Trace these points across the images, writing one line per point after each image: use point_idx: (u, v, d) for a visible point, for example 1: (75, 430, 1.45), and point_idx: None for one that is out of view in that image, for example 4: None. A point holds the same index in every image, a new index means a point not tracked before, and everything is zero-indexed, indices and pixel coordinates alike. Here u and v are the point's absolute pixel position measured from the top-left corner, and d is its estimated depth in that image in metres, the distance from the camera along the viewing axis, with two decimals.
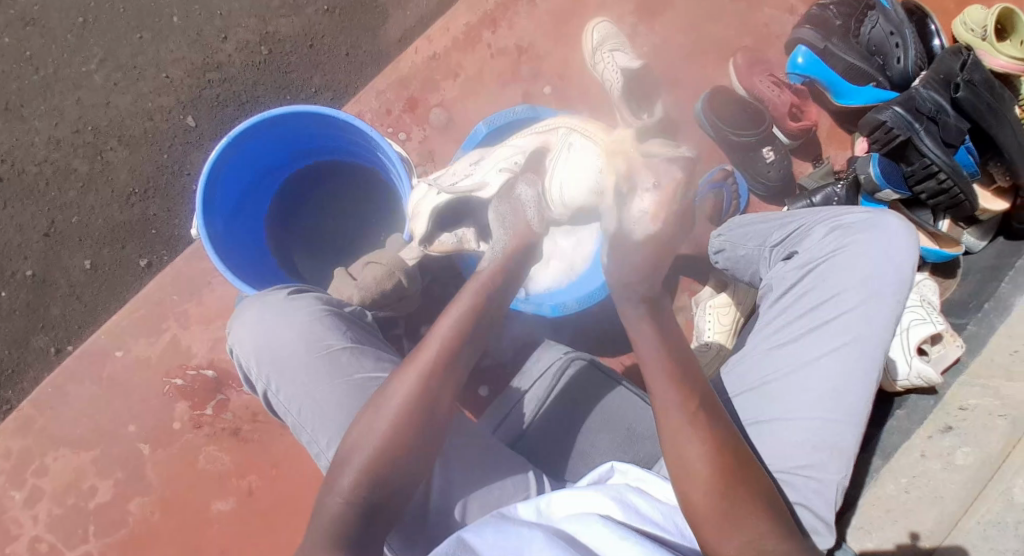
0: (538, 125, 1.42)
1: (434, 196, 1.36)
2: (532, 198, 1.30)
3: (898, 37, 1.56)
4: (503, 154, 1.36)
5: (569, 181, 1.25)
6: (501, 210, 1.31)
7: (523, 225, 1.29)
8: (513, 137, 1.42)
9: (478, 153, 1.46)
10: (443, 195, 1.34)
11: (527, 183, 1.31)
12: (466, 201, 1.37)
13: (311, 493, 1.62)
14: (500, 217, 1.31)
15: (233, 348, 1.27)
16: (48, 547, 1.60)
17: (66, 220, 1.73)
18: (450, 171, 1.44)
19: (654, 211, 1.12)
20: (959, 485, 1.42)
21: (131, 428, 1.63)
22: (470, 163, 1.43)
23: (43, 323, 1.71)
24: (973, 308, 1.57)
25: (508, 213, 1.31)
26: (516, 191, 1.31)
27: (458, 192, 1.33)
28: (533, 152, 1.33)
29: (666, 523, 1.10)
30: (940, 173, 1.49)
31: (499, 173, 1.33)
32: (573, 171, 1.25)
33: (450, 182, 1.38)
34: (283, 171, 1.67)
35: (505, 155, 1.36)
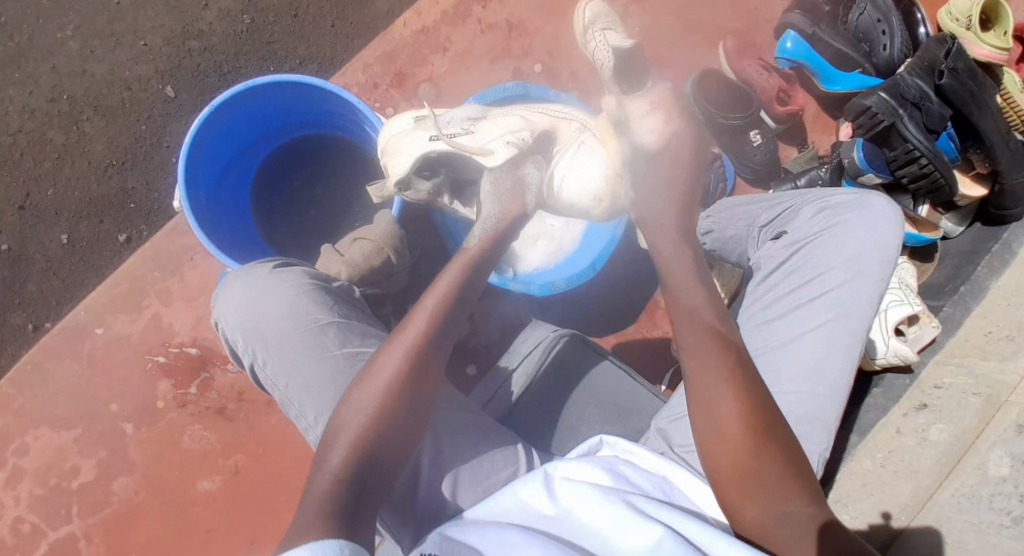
0: (548, 105, 1.44)
1: (427, 138, 1.35)
2: (536, 182, 1.35)
3: (885, 24, 1.58)
4: (510, 125, 1.35)
5: (572, 177, 1.32)
6: (500, 184, 1.32)
7: (516, 198, 1.32)
8: (519, 107, 1.43)
9: (481, 108, 1.43)
10: (439, 143, 1.33)
11: (535, 165, 1.35)
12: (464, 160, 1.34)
13: (299, 472, 1.61)
14: (495, 190, 1.31)
15: (218, 323, 1.25)
16: (30, 528, 1.58)
17: (42, 192, 1.68)
18: (449, 118, 1.40)
19: (659, 126, 1.28)
20: (932, 460, 1.45)
21: (114, 406, 1.61)
22: (469, 117, 1.40)
23: (20, 299, 1.67)
24: (948, 292, 1.62)
25: (506, 188, 1.32)
26: (524, 170, 1.34)
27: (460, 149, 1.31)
28: (542, 133, 1.35)
29: (655, 491, 1.12)
30: (921, 158, 1.52)
31: (505, 146, 1.31)
32: (579, 171, 1.32)
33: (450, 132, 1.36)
34: (268, 142, 1.65)
35: (511, 126, 1.35)
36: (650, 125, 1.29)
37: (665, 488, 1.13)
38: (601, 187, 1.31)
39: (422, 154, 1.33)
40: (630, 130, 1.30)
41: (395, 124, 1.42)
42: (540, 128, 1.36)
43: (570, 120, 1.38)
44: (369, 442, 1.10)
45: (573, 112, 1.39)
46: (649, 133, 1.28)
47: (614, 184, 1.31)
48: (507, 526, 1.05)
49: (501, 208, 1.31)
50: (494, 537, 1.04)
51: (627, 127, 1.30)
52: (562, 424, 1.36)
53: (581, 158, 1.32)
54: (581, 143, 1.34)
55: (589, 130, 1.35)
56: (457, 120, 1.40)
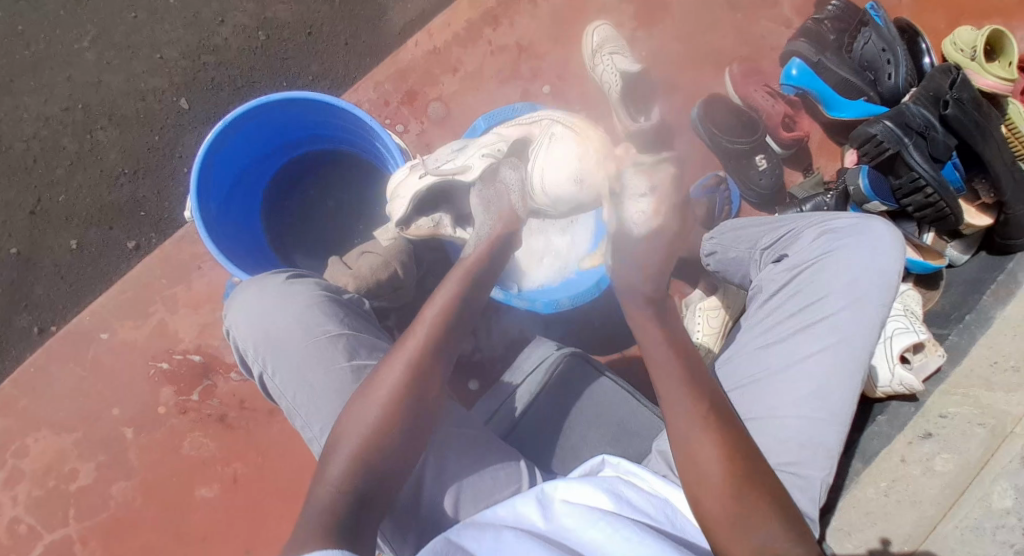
0: (523, 115, 1.46)
1: (418, 178, 1.42)
2: (516, 184, 1.34)
3: (890, 53, 1.60)
4: (486, 142, 1.41)
5: (550, 167, 1.30)
6: (486, 195, 1.35)
7: (504, 205, 1.33)
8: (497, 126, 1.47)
9: (461, 140, 1.50)
10: (427, 178, 1.40)
11: (511, 167, 1.35)
12: (450, 185, 1.42)
13: (297, 482, 1.61)
14: (485, 202, 1.35)
15: (230, 331, 1.26)
16: (26, 530, 1.58)
17: (54, 198, 1.71)
18: (437, 154, 1.48)
19: (653, 211, 1.20)
20: (937, 490, 1.45)
21: (115, 411, 1.62)
22: (455, 148, 1.48)
23: (27, 303, 1.68)
24: (954, 320, 1.62)
25: (492, 198, 1.35)
26: (500, 175, 1.35)
27: (443, 174, 1.40)
28: (516, 141, 1.38)
29: (658, 514, 1.13)
30: (926, 187, 1.53)
31: (482, 159, 1.38)
32: (555, 160, 1.30)
33: (435, 165, 1.44)
34: (278, 157, 1.66)
35: (487, 143, 1.41)
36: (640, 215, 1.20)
37: (667, 511, 1.14)
38: (580, 166, 1.27)
39: (414, 193, 1.40)
40: (621, 211, 1.22)
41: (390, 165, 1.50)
42: (513, 137, 1.39)
43: (542, 120, 1.39)
44: (368, 448, 1.10)
45: (542, 114, 1.41)
46: (639, 215, 1.21)
47: (585, 165, 1.27)
48: (506, 540, 1.05)
49: (494, 219, 1.33)
50: (494, 548, 1.04)
51: (621, 204, 1.22)
52: (562, 441, 1.35)
53: (553, 150, 1.31)
54: (550, 137, 1.33)
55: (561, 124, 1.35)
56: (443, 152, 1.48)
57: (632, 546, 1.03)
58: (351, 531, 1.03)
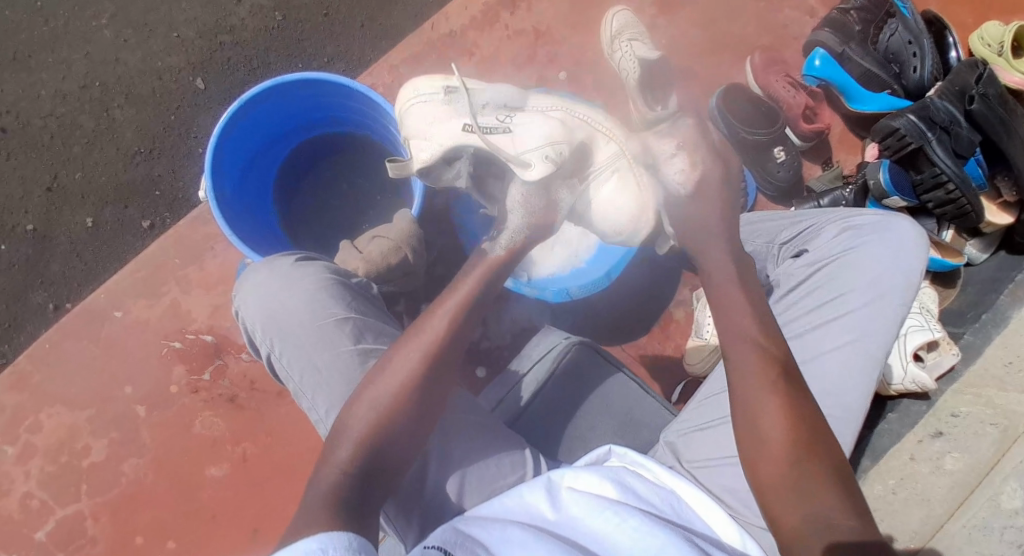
0: (590, 109, 1.39)
1: (462, 127, 1.35)
2: (568, 203, 1.33)
3: (916, 46, 1.57)
4: (552, 129, 1.32)
5: (605, 204, 1.34)
6: (531, 200, 1.29)
7: (548, 218, 1.30)
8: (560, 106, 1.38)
9: (511, 101, 1.39)
10: (476, 143, 1.34)
11: (568, 188, 1.32)
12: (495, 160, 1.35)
13: (305, 464, 1.62)
14: (526, 204, 1.29)
15: (238, 311, 1.25)
16: (39, 504, 1.60)
17: (70, 175, 1.71)
18: (484, 111, 1.36)
19: (688, 165, 1.28)
20: (946, 488, 1.43)
21: (128, 389, 1.63)
22: (504, 110, 1.37)
23: (43, 280, 1.70)
24: (969, 317, 1.60)
25: (536, 205, 1.29)
26: (557, 194, 1.31)
27: (493, 146, 1.31)
28: (583, 151, 1.33)
29: (663, 503, 1.12)
30: (948, 182, 1.50)
31: (543, 158, 1.29)
32: (612, 199, 1.34)
33: (485, 126, 1.34)
34: (294, 139, 1.63)
35: (553, 133, 1.31)
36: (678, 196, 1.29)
37: (672, 501, 1.14)
38: (634, 213, 1.33)
39: (452, 147, 1.34)
40: (662, 176, 1.30)
41: (418, 93, 1.40)
42: (580, 142, 1.33)
43: (613, 137, 1.35)
44: (376, 435, 1.10)
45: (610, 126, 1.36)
46: (679, 175, 1.29)
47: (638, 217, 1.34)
48: (510, 528, 1.05)
49: (532, 223, 1.28)
50: (497, 533, 1.05)
51: (658, 171, 1.31)
52: (569, 431, 1.35)
53: (610, 185, 1.33)
54: (615, 166, 1.33)
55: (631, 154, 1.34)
56: (492, 104, 1.38)
57: (637, 537, 1.03)
58: (358, 516, 1.04)
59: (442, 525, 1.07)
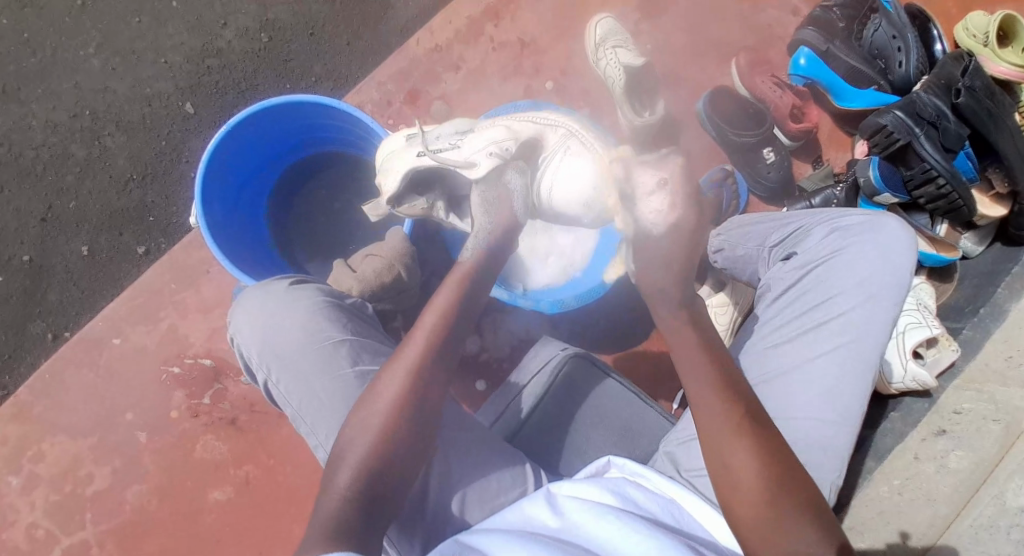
0: (538, 115, 1.43)
1: (414, 156, 1.36)
2: (521, 187, 1.29)
3: (901, 40, 1.57)
4: (494, 134, 1.34)
5: (563, 182, 1.31)
6: (487, 196, 1.29)
7: (504, 210, 1.28)
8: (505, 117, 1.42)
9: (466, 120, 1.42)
10: (424, 159, 1.34)
11: (516, 171, 1.30)
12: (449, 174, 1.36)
13: (309, 483, 1.62)
14: (485, 202, 1.29)
15: (233, 338, 1.22)
16: (45, 534, 1.60)
17: (64, 205, 1.72)
18: (437, 133, 1.40)
19: (667, 207, 1.17)
20: (951, 488, 1.44)
21: (129, 415, 1.64)
22: (458, 129, 1.40)
23: (41, 309, 1.70)
24: (968, 312, 1.60)
25: (494, 200, 1.29)
26: (505, 179, 1.29)
27: (441, 161, 1.33)
28: (526, 142, 1.34)
29: (664, 514, 1.13)
30: (939, 178, 1.49)
31: (487, 155, 1.30)
32: (568, 176, 1.31)
33: (434, 146, 1.37)
34: (283, 162, 1.64)
35: (495, 136, 1.33)
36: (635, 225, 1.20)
37: (673, 510, 1.14)
38: (590, 190, 1.28)
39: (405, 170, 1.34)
40: (635, 208, 1.19)
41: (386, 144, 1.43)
42: (523, 137, 1.34)
43: (555, 128, 1.38)
44: (374, 457, 1.09)
45: (559, 120, 1.40)
46: (654, 214, 1.18)
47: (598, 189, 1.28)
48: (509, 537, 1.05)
49: (493, 222, 1.27)
50: (495, 540, 1.05)
51: (634, 203, 1.19)
52: (569, 443, 1.34)
53: (564, 165, 1.32)
54: (565, 151, 1.33)
55: (575, 137, 1.36)
56: (445, 133, 1.40)
57: (640, 543, 1.03)
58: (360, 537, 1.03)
59: (447, 539, 1.08)
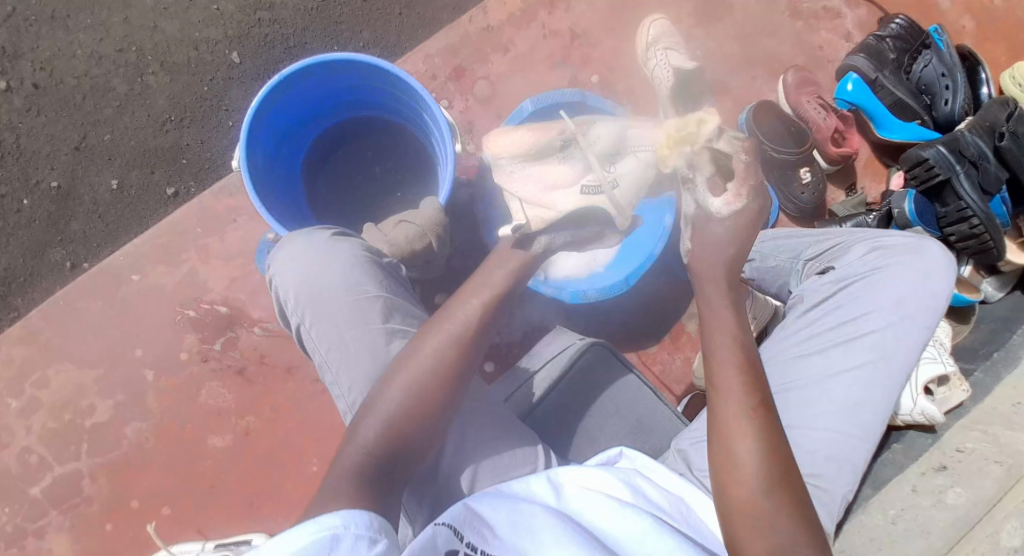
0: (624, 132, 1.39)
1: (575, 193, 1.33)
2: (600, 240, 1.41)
3: (949, 79, 1.60)
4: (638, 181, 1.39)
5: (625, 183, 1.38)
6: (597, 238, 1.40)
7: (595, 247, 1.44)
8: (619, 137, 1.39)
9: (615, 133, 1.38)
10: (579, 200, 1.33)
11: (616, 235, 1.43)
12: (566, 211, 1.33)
13: (306, 444, 1.62)
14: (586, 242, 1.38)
15: (273, 280, 1.21)
16: (37, 460, 1.60)
17: (99, 136, 1.70)
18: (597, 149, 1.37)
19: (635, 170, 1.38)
20: (946, 524, 1.42)
21: (138, 352, 1.63)
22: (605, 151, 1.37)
23: (62, 238, 1.69)
24: (981, 355, 1.63)
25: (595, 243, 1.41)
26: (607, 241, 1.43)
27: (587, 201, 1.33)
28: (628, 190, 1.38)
29: (673, 509, 1.14)
30: (973, 218, 1.51)
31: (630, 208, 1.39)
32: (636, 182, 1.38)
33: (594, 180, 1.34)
34: (326, 120, 1.62)
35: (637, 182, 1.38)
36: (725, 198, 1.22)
37: (681, 508, 1.14)
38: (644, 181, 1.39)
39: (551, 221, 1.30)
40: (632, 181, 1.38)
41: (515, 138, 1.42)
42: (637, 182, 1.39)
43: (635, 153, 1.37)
44: (400, 414, 1.08)
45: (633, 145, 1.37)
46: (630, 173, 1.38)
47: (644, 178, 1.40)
48: (522, 504, 1.06)
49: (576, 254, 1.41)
50: (508, 512, 1.05)
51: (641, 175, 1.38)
52: (579, 429, 1.35)
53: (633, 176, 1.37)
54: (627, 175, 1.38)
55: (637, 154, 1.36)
56: (601, 153, 1.37)
57: (653, 536, 1.05)
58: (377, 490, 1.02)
59: (455, 502, 1.05)
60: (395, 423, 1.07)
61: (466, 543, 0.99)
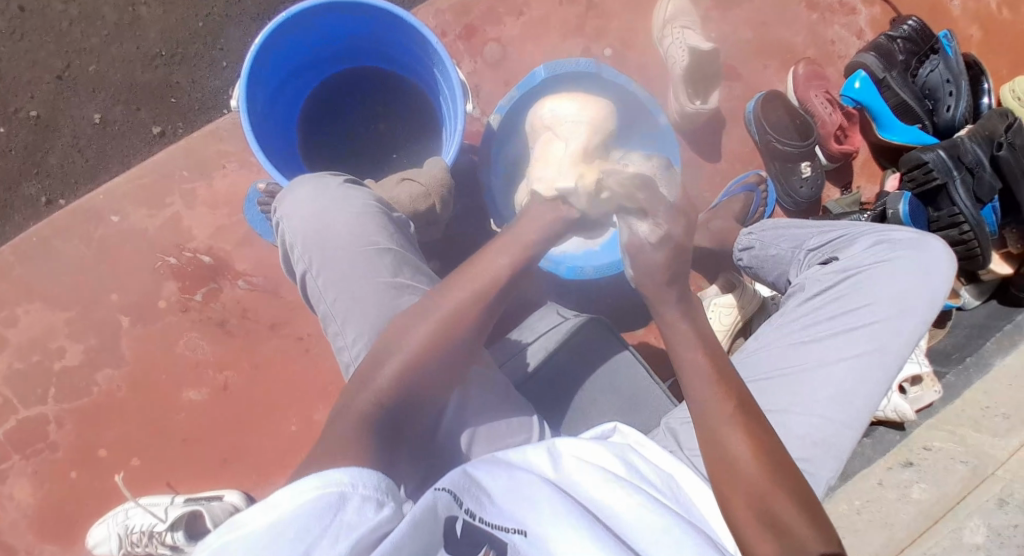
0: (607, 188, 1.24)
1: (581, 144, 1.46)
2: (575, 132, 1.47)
3: (953, 85, 1.63)
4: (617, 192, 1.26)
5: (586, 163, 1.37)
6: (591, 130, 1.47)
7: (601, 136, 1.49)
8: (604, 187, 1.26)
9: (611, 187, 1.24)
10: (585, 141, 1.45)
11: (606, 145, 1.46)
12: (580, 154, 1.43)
13: (285, 402, 1.58)
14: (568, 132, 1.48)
15: (280, 224, 1.18)
16: (1, 400, 1.54)
17: (84, 66, 1.60)
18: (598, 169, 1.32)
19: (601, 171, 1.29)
20: (910, 516, 1.48)
21: (114, 296, 1.57)
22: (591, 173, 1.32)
23: (38, 169, 1.60)
24: (955, 359, 1.66)
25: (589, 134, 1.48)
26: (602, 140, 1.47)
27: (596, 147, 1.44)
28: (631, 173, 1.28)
29: (665, 488, 1.05)
30: (964, 224, 1.55)
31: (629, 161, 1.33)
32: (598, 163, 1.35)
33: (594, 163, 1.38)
34: (330, 65, 1.56)
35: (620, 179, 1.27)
36: (647, 228, 1.16)
37: (674, 488, 1.06)
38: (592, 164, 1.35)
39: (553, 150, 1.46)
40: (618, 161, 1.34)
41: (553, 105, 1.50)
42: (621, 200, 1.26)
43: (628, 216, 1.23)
44: (409, 380, 1.04)
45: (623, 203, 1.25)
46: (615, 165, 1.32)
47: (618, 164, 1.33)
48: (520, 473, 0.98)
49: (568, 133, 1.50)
50: (503, 480, 0.96)
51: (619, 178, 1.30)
52: (572, 404, 1.35)
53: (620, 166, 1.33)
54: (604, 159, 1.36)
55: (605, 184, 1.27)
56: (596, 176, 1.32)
57: (647, 513, 0.97)
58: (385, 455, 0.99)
59: (454, 469, 0.96)
60: (403, 389, 1.03)
61: (464, 510, 0.91)
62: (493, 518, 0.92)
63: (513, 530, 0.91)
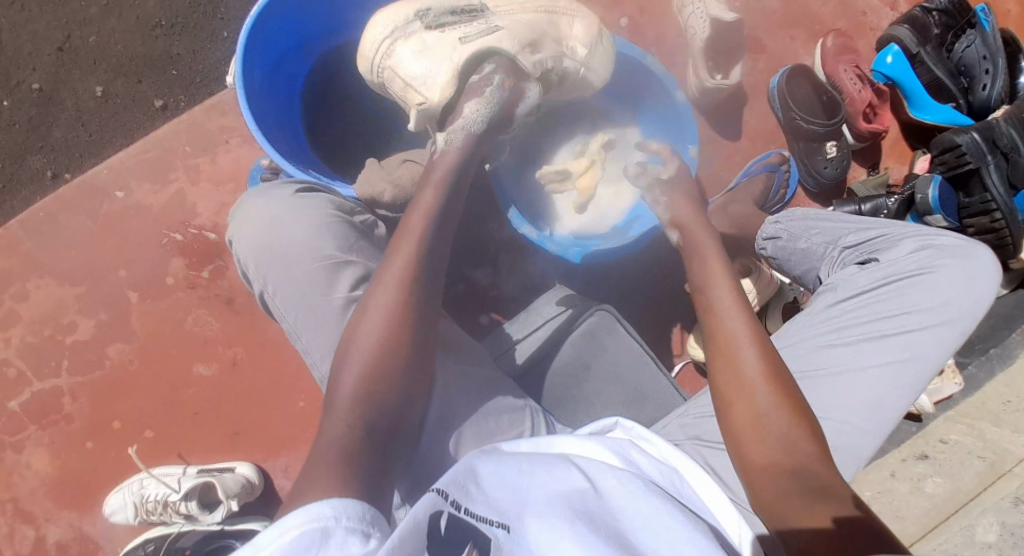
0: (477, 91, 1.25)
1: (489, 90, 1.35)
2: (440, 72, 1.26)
3: (989, 63, 1.51)
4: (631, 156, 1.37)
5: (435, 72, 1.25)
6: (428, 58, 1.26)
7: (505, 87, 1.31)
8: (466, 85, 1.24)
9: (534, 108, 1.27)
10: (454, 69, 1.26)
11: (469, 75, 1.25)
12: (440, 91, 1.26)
13: (292, 378, 1.59)
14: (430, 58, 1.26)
15: (233, 246, 1.18)
16: (15, 374, 1.56)
17: (84, 37, 1.56)
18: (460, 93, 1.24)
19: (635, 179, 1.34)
20: (922, 509, 1.45)
21: (121, 272, 1.57)
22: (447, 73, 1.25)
23: (43, 144, 1.57)
24: (978, 350, 1.60)
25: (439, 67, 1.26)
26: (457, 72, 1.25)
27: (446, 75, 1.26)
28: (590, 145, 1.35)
29: (665, 481, 0.97)
30: (995, 211, 1.47)
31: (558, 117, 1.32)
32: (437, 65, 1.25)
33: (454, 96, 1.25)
34: (331, 40, 1.51)
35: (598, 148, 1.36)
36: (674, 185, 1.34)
37: (675, 481, 0.97)
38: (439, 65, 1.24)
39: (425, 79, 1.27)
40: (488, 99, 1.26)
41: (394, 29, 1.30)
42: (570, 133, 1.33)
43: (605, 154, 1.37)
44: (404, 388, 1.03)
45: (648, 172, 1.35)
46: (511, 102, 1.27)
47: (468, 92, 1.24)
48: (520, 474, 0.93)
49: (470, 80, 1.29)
50: (497, 476, 0.91)
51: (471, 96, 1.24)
52: (574, 399, 1.34)
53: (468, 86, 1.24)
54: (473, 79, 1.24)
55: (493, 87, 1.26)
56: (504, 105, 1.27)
57: (636, 501, 0.89)
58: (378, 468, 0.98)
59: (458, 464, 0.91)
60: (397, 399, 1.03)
61: (451, 503, 0.85)
62: (479, 510, 0.86)
63: (496, 524, 0.86)
